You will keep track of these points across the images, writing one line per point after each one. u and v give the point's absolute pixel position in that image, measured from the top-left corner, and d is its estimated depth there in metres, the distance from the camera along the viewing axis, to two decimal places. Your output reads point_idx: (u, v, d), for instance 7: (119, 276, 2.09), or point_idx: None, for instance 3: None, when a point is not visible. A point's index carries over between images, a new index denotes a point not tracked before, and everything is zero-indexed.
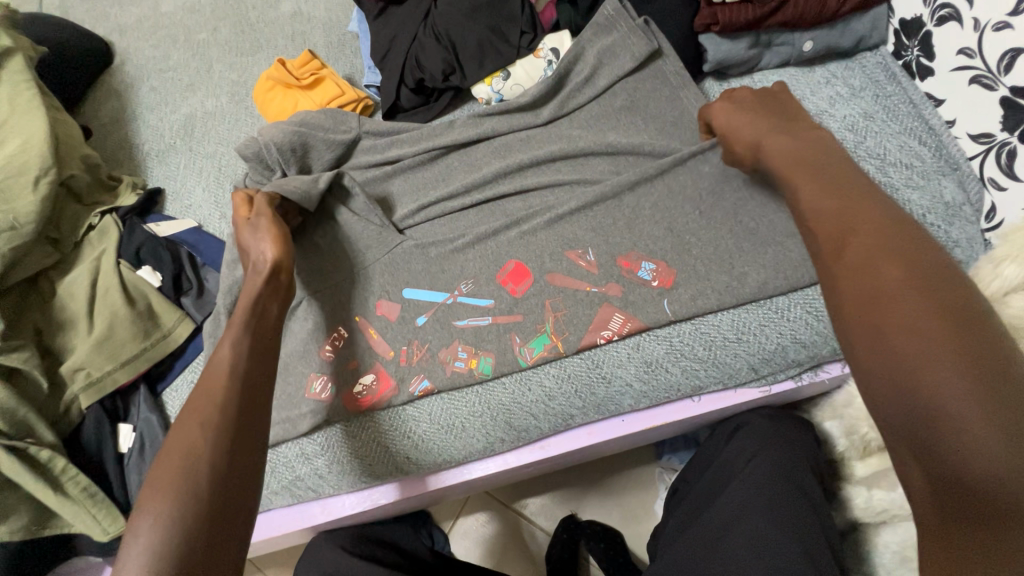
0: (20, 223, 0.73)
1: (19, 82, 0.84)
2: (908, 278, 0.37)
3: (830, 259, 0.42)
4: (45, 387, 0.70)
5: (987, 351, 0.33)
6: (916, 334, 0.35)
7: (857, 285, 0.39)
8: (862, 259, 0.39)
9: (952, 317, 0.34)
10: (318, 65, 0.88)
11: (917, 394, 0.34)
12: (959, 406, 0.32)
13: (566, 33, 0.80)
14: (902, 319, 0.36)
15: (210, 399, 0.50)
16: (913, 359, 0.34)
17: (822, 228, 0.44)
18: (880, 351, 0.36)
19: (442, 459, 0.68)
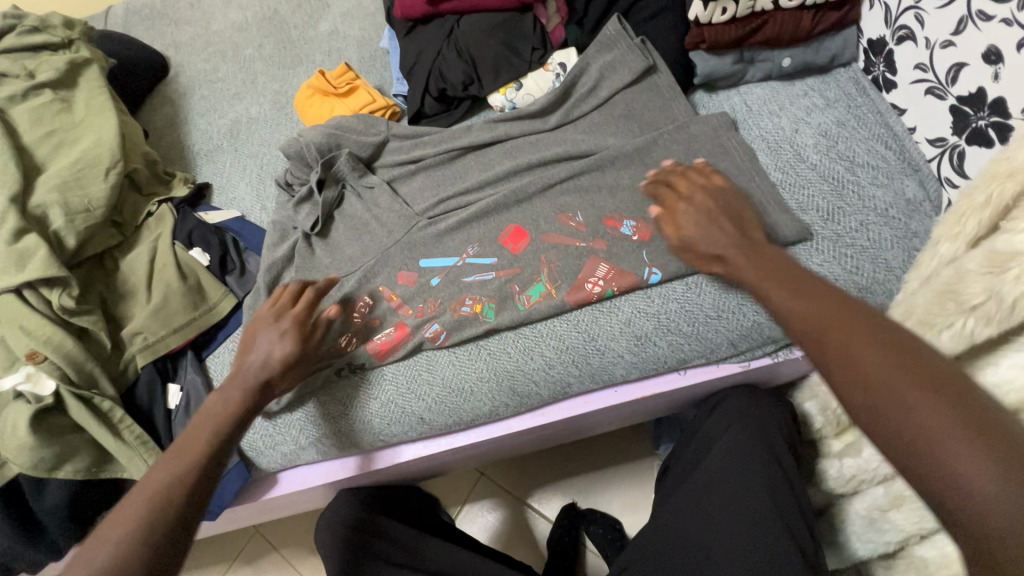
0: (93, 206, 0.85)
1: (95, 88, 0.97)
2: (912, 363, 0.43)
3: (833, 348, 0.47)
4: (108, 347, 0.80)
5: (991, 417, 0.39)
6: (945, 409, 0.40)
7: (871, 368, 0.44)
8: (863, 346, 0.46)
9: (959, 391, 0.40)
10: (353, 76, 0.99)
11: (947, 462, 0.38)
12: (982, 477, 0.36)
13: (573, 50, 0.90)
14: (914, 397, 0.41)
15: (204, 437, 0.61)
16: (945, 432, 0.39)
17: (810, 319, 0.50)
18: (916, 431, 0.40)
19: (453, 421, 0.77)
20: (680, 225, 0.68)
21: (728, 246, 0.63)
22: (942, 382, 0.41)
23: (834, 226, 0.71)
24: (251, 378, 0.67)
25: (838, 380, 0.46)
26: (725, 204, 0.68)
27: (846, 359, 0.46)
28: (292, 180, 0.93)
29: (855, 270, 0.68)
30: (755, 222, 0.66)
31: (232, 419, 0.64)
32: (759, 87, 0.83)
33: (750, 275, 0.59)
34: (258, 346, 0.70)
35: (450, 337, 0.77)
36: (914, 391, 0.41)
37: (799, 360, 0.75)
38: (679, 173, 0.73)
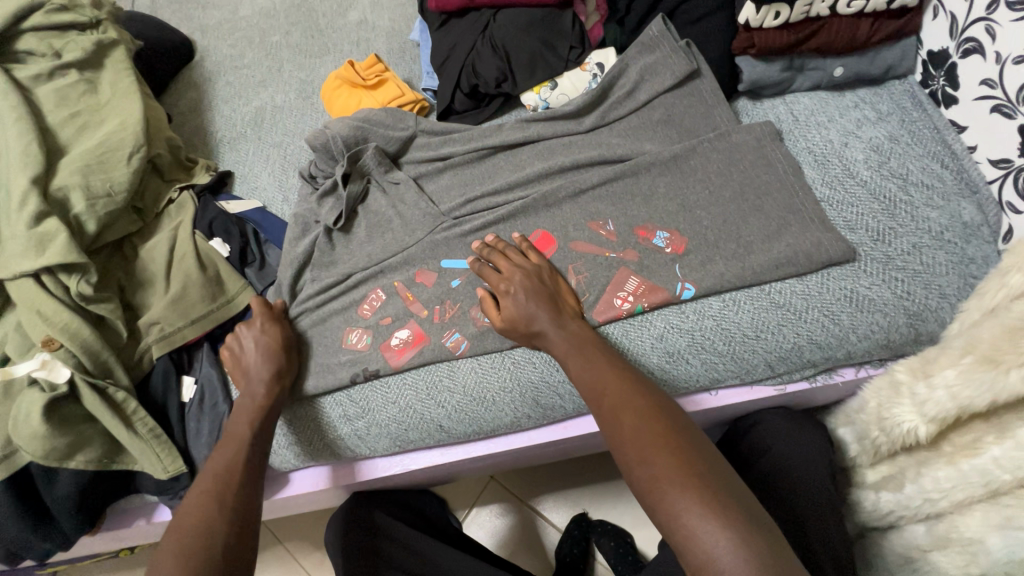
0: (115, 191, 0.83)
1: (121, 70, 0.95)
2: (667, 429, 0.52)
3: (605, 413, 0.56)
4: (124, 336, 0.78)
5: (727, 483, 0.48)
6: (675, 482, 0.47)
7: (628, 434, 0.52)
8: (630, 417, 0.54)
9: (694, 461, 0.49)
10: (383, 68, 0.97)
11: (680, 530, 0.46)
12: (724, 548, 0.43)
13: (612, 50, 0.87)
14: (665, 466, 0.49)
15: (232, 457, 0.63)
16: (673, 501, 0.47)
17: (590, 384, 0.59)
18: (659, 502, 0.47)
19: (472, 430, 0.74)
20: (506, 307, 0.69)
21: (541, 316, 0.67)
22: (669, 448, 0.50)
23: (885, 248, 0.67)
24: (267, 369, 0.72)
25: (609, 444, 0.54)
26: (546, 279, 0.72)
27: (616, 426, 0.54)
28: (316, 172, 0.91)
29: (906, 295, 0.65)
30: (568, 301, 0.71)
31: (255, 436, 0.66)
32: (807, 97, 0.80)
33: (559, 347, 0.65)
34: (251, 350, 0.74)
35: (472, 346, 0.74)
36: (659, 464, 0.49)
37: (838, 386, 0.71)
38: (498, 243, 0.76)
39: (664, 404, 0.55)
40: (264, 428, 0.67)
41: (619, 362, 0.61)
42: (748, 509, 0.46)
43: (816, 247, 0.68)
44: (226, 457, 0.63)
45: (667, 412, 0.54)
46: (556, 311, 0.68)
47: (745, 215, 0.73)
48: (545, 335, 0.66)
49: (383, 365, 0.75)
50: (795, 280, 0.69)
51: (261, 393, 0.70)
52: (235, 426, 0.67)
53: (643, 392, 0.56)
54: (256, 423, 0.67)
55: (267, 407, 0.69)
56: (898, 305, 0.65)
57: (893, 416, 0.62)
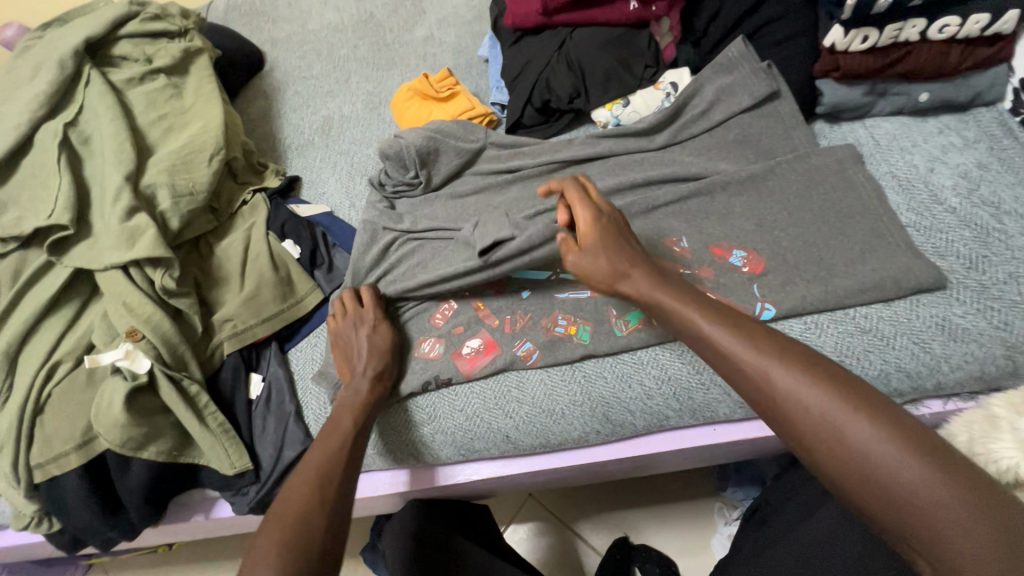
0: (197, 191, 0.86)
1: (204, 77, 0.99)
2: (820, 375, 0.46)
3: (756, 381, 0.49)
4: (199, 330, 0.80)
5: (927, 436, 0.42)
6: (884, 488, 0.40)
7: (792, 402, 0.46)
8: (783, 376, 0.47)
9: (872, 408, 0.44)
10: (454, 81, 0.99)
11: (896, 498, 0.40)
12: (953, 514, 0.38)
13: (686, 71, 0.87)
14: (861, 424, 0.43)
15: (333, 453, 0.63)
16: (929, 492, 0.39)
17: (735, 349, 0.51)
18: (801, 428, 0.45)
19: (539, 443, 0.73)
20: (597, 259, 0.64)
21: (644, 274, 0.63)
22: (852, 401, 0.44)
23: (979, 276, 0.65)
24: (371, 367, 0.73)
25: (777, 417, 0.47)
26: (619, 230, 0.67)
27: (791, 390, 0.46)
28: (386, 180, 0.93)
29: (1004, 325, 0.63)
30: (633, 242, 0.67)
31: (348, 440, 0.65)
32: (888, 122, 0.79)
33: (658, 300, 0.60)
34: (360, 342, 0.75)
35: (542, 357, 0.74)
36: (878, 432, 0.42)
37: (923, 418, 0.69)
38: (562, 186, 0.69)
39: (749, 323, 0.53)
40: (359, 434, 0.67)
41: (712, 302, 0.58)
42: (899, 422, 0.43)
43: (904, 272, 0.66)
44: (316, 458, 0.63)
45: (799, 351, 0.49)
46: (655, 271, 0.63)
47: (826, 237, 0.71)
48: (632, 274, 0.62)
49: (453, 373, 0.75)
50: (881, 305, 0.67)
51: (360, 398, 0.70)
52: (335, 421, 0.67)
53: (773, 339, 0.51)
54: (358, 422, 0.67)
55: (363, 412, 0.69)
56: (995, 335, 0.62)
57: (989, 451, 0.58)
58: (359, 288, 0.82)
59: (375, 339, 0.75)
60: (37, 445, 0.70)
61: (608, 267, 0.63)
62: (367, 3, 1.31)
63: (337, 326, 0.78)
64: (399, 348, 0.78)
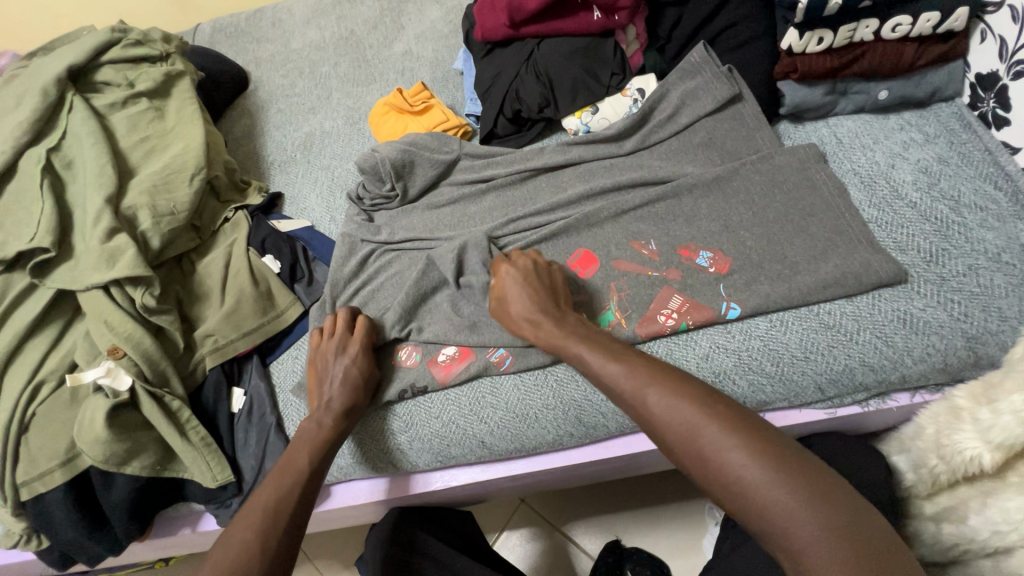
0: (177, 210, 0.88)
1: (186, 99, 1.02)
2: (689, 395, 0.51)
3: (643, 408, 0.53)
4: (181, 346, 0.82)
5: (780, 443, 0.47)
6: (749, 502, 0.44)
7: (671, 422, 0.50)
8: (657, 397, 0.52)
9: (737, 422, 0.48)
10: (429, 95, 1.01)
11: (753, 503, 0.44)
12: (797, 514, 0.42)
13: (652, 76, 0.89)
14: (715, 437, 0.47)
15: (286, 489, 0.63)
16: (772, 493, 0.43)
17: (623, 380, 0.56)
18: (674, 445, 0.50)
19: (514, 447, 0.74)
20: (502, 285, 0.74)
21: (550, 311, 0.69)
22: (714, 416, 0.49)
23: (939, 269, 0.66)
24: (339, 400, 0.72)
25: (657, 440, 0.52)
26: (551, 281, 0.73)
27: (664, 413, 0.51)
28: (363, 194, 0.95)
29: (963, 317, 0.63)
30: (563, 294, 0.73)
31: (303, 479, 0.64)
32: (850, 120, 0.80)
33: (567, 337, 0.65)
34: (335, 372, 0.74)
35: (515, 362, 0.75)
36: (734, 446, 0.46)
37: (891, 411, 0.69)
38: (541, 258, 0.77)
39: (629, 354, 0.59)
40: (314, 474, 0.66)
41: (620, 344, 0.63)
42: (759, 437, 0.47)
43: (865, 267, 0.67)
44: (267, 498, 0.62)
45: (679, 377, 0.54)
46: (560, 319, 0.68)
47: (790, 236, 0.72)
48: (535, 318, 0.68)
49: (428, 380, 0.77)
50: (844, 301, 0.68)
51: (321, 433, 0.69)
52: (293, 453, 0.68)
53: (656, 368, 0.56)
54: (315, 459, 0.67)
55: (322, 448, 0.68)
56: (955, 327, 0.63)
57: (954, 442, 0.60)
58: (350, 311, 0.81)
59: (350, 368, 0.74)
60: (22, 463, 0.72)
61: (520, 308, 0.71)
62: (347, 20, 1.34)
63: (319, 347, 0.77)
64: (375, 381, 0.77)
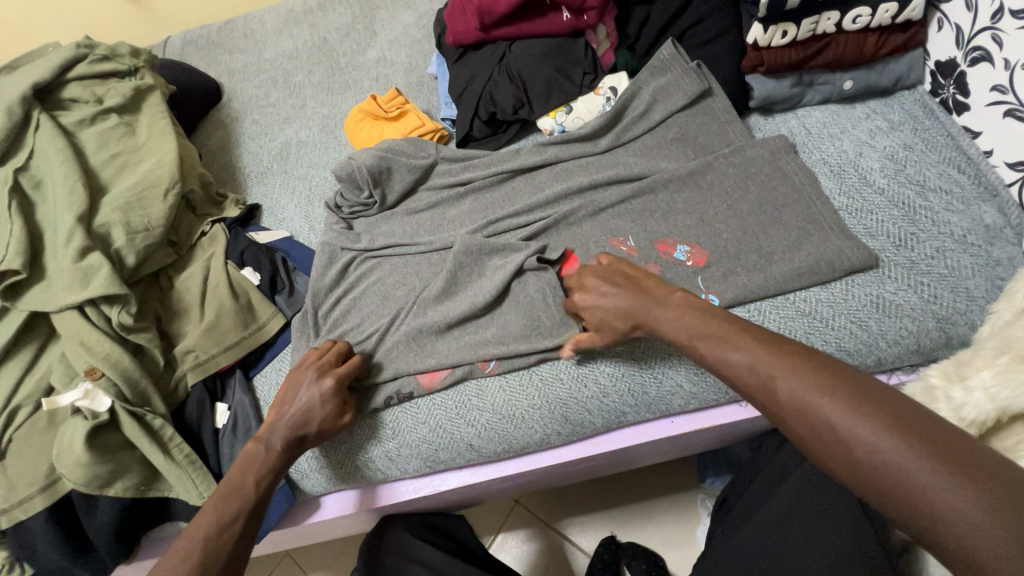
0: (152, 226, 0.87)
1: (157, 113, 1.01)
2: (852, 393, 0.44)
3: (790, 411, 0.46)
4: (161, 364, 0.81)
5: (978, 452, 0.39)
6: (914, 492, 0.39)
7: (832, 429, 0.43)
8: (790, 378, 0.47)
9: (916, 429, 0.41)
10: (403, 100, 1.01)
11: (919, 500, 0.38)
12: (963, 501, 0.37)
13: (624, 74, 0.90)
14: (890, 447, 0.40)
15: (227, 516, 0.63)
16: (942, 487, 0.38)
17: (756, 374, 0.50)
18: (811, 430, 0.45)
19: (502, 449, 0.75)
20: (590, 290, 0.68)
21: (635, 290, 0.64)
22: (889, 422, 0.42)
23: (908, 253, 0.67)
24: (292, 430, 0.69)
25: (807, 446, 0.45)
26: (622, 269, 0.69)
27: (798, 401, 0.46)
28: (342, 202, 0.94)
29: (933, 299, 0.65)
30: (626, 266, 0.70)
31: (244, 505, 0.64)
32: (818, 111, 0.81)
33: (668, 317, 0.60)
34: (304, 398, 0.70)
35: (499, 364, 0.75)
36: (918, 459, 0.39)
37: (869, 394, 0.71)
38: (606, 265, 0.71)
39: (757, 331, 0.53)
40: (259, 500, 0.65)
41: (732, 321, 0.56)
42: (912, 418, 0.42)
43: (837, 255, 0.68)
44: (204, 527, 0.61)
45: (830, 370, 0.47)
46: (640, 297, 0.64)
47: (764, 226, 0.73)
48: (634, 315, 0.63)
49: (414, 386, 0.77)
50: (819, 288, 0.69)
51: (267, 458, 0.68)
52: (239, 474, 0.67)
53: (774, 344, 0.51)
54: (260, 485, 0.66)
55: (263, 471, 0.67)
56: (926, 309, 0.65)
57: None
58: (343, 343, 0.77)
59: (318, 399, 0.70)
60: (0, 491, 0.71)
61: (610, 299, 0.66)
62: (320, 29, 1.34)
63: (301, 365, 0.74)
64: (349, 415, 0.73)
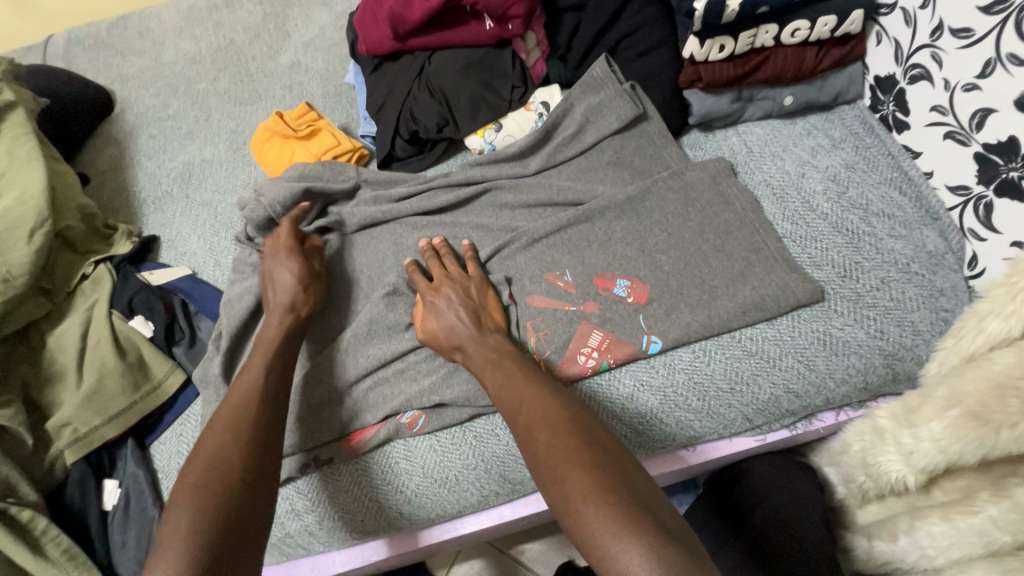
0: (12, 275, 0.74)
1: (19, 135, 0.85)
2: (592, 463, 0.46)
3: (545, 466, 0.47)
4: (30, 443, 0.69)
5: (658, 507, 0.43)
6: (578, 525, 0.43)
7: (561, 491, 0.45)
8: (537, 422, 0.51)
9: (620, 489, 0.43)
10: (315, 116, 0.91)
11: (586, 534, 0.42)
12: (618, 538, 0.40)
13: (556, 88, 0.83)
14: (597, 517, 0.42)
15: (245, 392, 0.60)
16: (605, 523, 0.41)
17: (518, 407, 0.54)
18: (534, 465, 0.49)
19: (436, 514, 0.67)
20: (431, 317, 0.67)
21: (462, 329, 0.64)
22: (614, 500, 0.42)
23: (853, 284, 0.64)
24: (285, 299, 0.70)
25: (533, 472, 0.49)
26: (471, 293, 0.68)
27: (535, 439, 0.50)
28: (254, 235, 0.81)
29: (880, 334, 0.62)
30: (480, 287, 0.70)
31: (257, 394, 0.60)
32: (759, 127, 0.77)
33: (478, 363, 0.62)
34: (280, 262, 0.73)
35: (429, 421, 0.68)
36: (624, 540, 0.40)
37: (819, 431, 0.68)
38: (443, 258, 0.73)
39: (536, 375, 0.57)
40: (277, 370, 0.64)
41: (536, 372, 0.58)
42: (614, 466, 0.46)
43: (781, 289, 0.64)
44: (236, 444, 0.54)
45: (574, 417, 0.51)
46: (475, 320, 0.65)
47: (707, 257, 0.68)
48: (465, 347, 0.64)
49: (333, 451, 0.68)
50: (764, 325, 0.65)
51: (264, 373, 0.63)
52: (254, 353, 0.65)
53: (544, 390, 0.55)
54: (272, 356, 0.65)
55: (271, 385, 0.62)
56: (873, 345, 0.62)
57: (878, 464, 0.58)
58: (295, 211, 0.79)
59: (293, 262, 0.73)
60: None
61: (454, 305, 0.66)
62: (225, 28, 1.19)
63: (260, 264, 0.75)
64: (318, 269, 0.75)
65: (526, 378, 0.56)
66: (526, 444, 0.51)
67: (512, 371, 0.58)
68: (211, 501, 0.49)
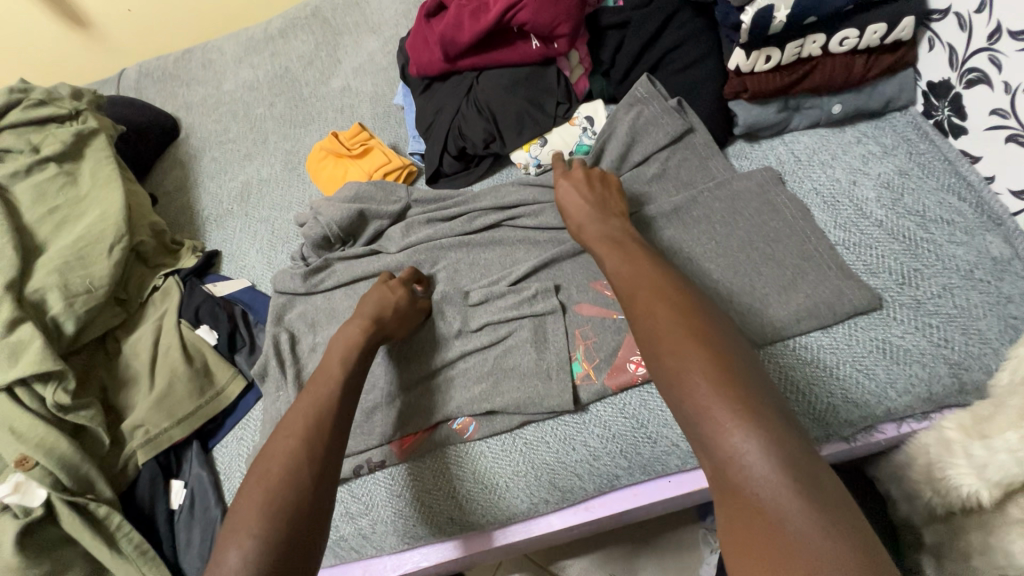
0: (94, 286, 0.80)
1: (101, 158, 0.92)
2: (713, 350, 0.45)
3: (657, 338, 0.48)
4: (106, 443, 0.74)
5: (775, 404, 0.42)
6: (689, 400, 0.43)
7: (678, 362, 0.45)
8: (653, 300, 0.51)
9: (739, 380, 0.43)
10: (367, 135, 0.95)
11: (698, 412, 0.42)
12: (733, 420, 0.40)
13: (600, 103, 0.85)
14: (712, 397, 0.42)
15: (321, 399, 0.59)
16: (721, 403, 0.41)
17: (634, 284, 0.54)
18: (644, 335, 0.49)
19: (486, 521, 0.68)
20: (562, 185, 0.71)
21: (580, 209, 0.67)
22: (728, 383, 0.42)
23: (912, 291, 0.63)
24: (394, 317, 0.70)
25: (641, 346, 0.49)
26: (602, 186, 0.70)
27: (648, 317, 0.50)
28: (309, 254, 0.86)
29: (943, 342, 0.60)
30: (618, 204, 0.68)
31: (333, 408, 0.58)
32: (806, 136, 0.77)
33: (593, 242, 0.63)
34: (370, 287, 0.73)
35: (480, 428, 0.69)
36: (740, 426, 0.40)
37: (879, 444, 0.65)
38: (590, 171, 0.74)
39: (655, 261, 0.56)
40: (349, 379, 0.62)
41: (664, 264, 0.56)
42: (733, 356, 0.45)
43: (836, 297, 0.63)
44: (301, 459, 0.53)
45: (692, 304, 0.50)
46: (594, 210, 0.67)
47: (756, 265, 0.68)
48: (580, 222, 0.66)
49: (386, 455, 0.70)
50: (820, 333, 0.64)
51: (338, 384, 0.61)
52: (328, 362, 0.64)
53: (662, 275, 0.54)
54: (347, 362, 0.64)
55: (343, 399, 0.60)
56: (936, 354, 0.60)
57: (948, 478, 0.56)
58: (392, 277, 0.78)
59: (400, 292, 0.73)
60: None
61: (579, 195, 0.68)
62: (281, 57, 1.27)
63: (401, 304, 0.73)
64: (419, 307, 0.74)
65: (645, 263, 0.56)
66: (638, 316, 0.51)
67: (627, 257, 0.58)
68: (276, 521, 0.48)
